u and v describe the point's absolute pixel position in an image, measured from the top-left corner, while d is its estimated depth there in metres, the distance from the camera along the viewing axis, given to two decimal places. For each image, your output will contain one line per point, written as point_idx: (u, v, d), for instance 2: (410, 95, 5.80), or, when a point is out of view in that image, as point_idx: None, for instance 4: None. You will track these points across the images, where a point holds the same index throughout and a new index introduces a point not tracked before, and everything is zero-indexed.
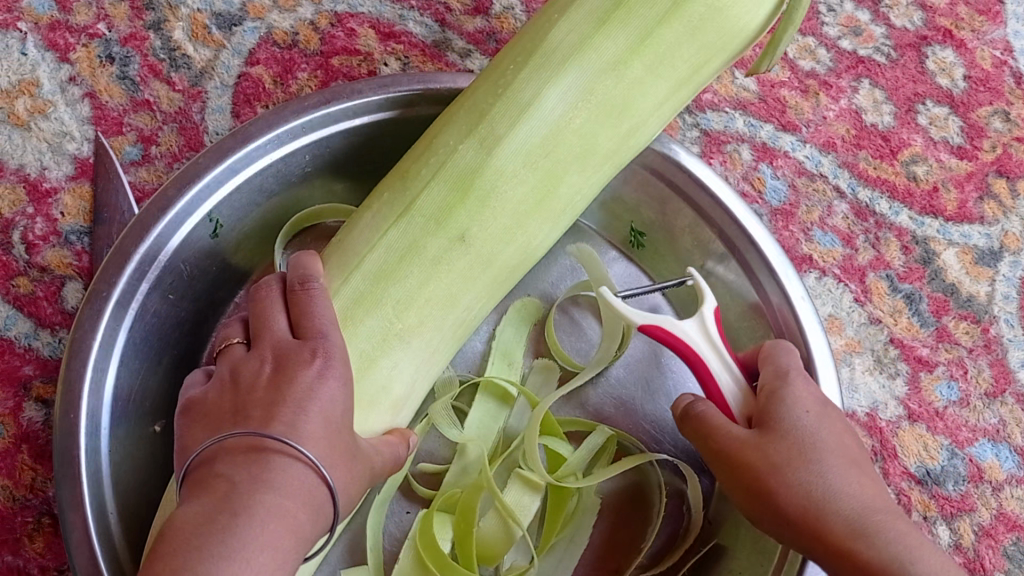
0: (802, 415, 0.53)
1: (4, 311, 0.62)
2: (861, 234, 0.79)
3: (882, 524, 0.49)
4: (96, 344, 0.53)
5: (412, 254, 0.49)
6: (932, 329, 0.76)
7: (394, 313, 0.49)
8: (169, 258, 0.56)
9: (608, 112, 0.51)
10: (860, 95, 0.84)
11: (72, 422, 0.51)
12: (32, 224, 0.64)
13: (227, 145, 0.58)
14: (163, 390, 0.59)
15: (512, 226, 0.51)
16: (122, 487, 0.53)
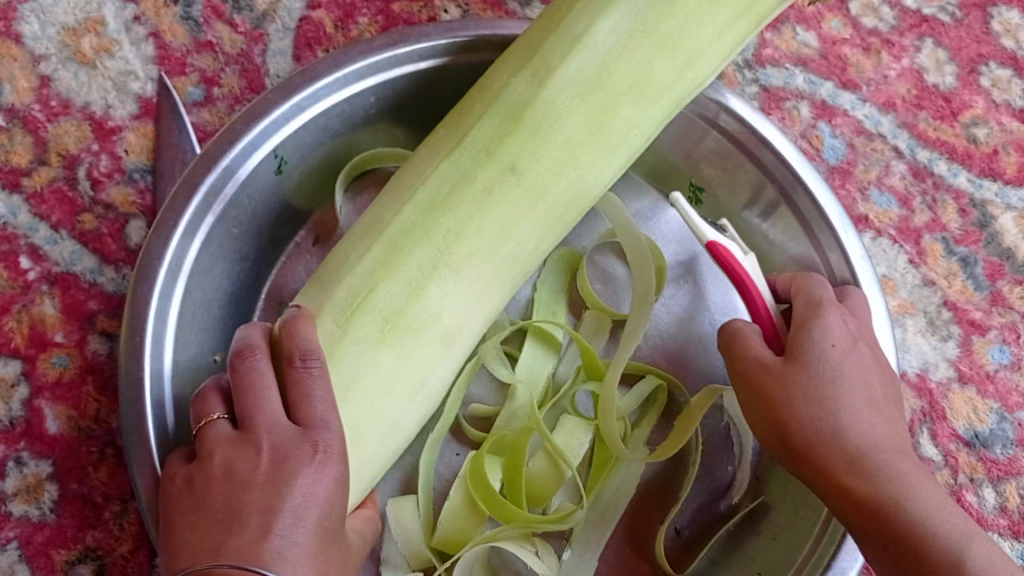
0: (828, 350, 0.55)
1: (70, 246, 0.63)
2: (919, 196, 0.78)
3: (898, 470, 0.52)
4: (162, 270, 0.54)
5: (455, 175, 0.50)
6: (986, 293, 0.76)
7: (440, 240, 0.49)
8: (236, 188, 0.57)
9: (665, 44, 0.51)
10: (923, 55, 0.83)
11: (138, 352, 0.53)
12: (97, 161, 0.65)
13: (295, 82, 0.58)
14: (219, 320, 0.62)
15: (566, 159, 0.51)
16: (183, 413, 0.55)
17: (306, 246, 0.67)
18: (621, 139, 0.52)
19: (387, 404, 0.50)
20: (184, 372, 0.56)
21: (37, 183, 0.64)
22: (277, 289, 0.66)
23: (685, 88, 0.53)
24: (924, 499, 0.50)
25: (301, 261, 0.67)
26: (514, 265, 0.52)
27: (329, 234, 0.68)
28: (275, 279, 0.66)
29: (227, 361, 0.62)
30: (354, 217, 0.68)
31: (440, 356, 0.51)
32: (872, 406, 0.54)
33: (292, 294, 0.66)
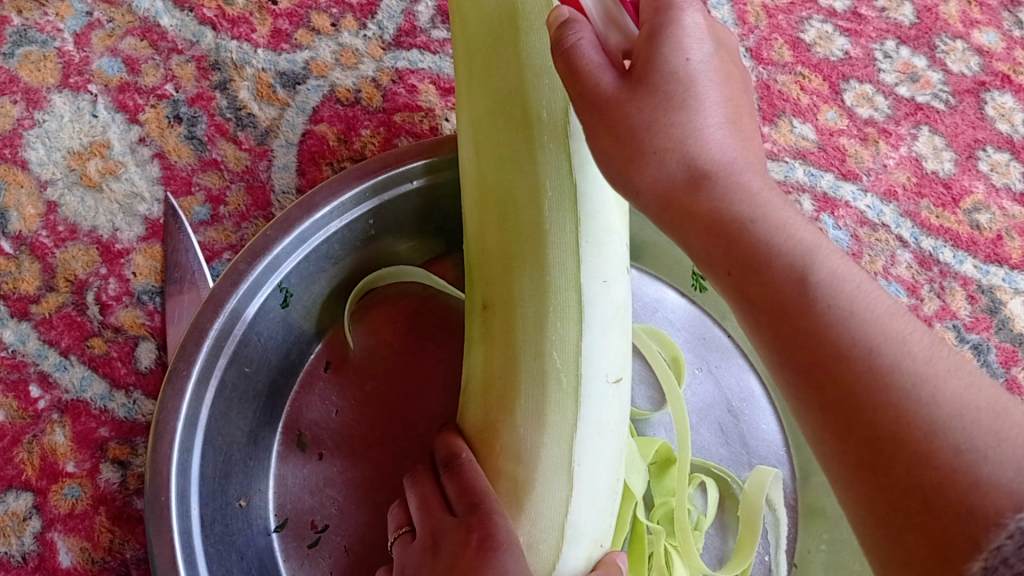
0: (695, 53, 0.40)
1: (79, 371, 0.63)
2: (927, 284, 0.78)
3: (762, 204, 0.38)
4: (179, 425, 0.54)
5: (487, 346, 0.54)
6: (1003, 380, 0.75)
7: (492, 409, 0.54)
8: (245, 329, 0.58)
9: (497, 118, 0.52)
10: (919, 143, 0.83)
11: (161, 503, 0.52)
12: (105, 284, 0.65)
13: (293, 215, 0.59)
14: (241, 463, 0.61)
15: (509, 258, 0.53)
16: (210, 562, 0.55)
17: (317, 371, 0.67)
18: (556, 205, 0.52)
19: None
20: (212, 522, 0.56)
21: (45, 310, 0.64)
22: (294, 420, 0.65)
23: (557, 129, 0.51)
24: (795, 235, 0.37)
25: (314, 389, 0.66)
26: (578, 378, 0.52)
27: (340, 358, 0.67)
28: (292, 410, 0.65)
29: (256, 504, 0.62)
30: (365, 335, 0.68)
31: (551, 504, 0.52)
32: (729, 107, 0.41)
33: (309, 424, 0.65)
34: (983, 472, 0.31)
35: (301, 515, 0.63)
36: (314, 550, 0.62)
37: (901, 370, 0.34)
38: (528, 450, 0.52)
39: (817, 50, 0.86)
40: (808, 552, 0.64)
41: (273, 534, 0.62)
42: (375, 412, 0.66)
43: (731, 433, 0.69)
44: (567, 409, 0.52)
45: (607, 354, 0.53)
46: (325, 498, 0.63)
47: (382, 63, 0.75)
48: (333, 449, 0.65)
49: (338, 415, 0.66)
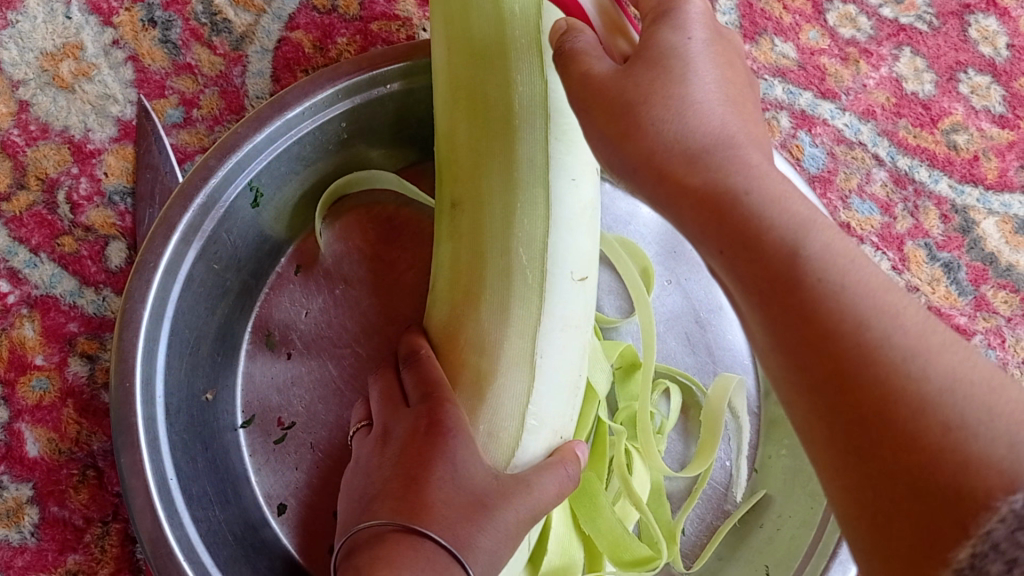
0: (685, 38, 0.38)
1: (49, 269, 0.63)
2: (900, 202, 0.77)
3: (758, 174, 0.34)
4: (146, 314, 0.54)
5: (455, 244, 0.54)
6: (971, 298, 0.75)
7: (458, 304, 0.54)
8: (215, 226, 0.58)
9: (467, 14, 0.52)
10: (901, 63, 0.82)
11: (127, 391, 0.53)
12: (77, 184, 0.65)
13: (265, 114, 0.58)
14: (209, 359, 0.62)
15: (477, 154, 0.53)
16: (176, 450, 0.56)
17: (288, 275, 0.68)
18: (525, 107, 0.52)
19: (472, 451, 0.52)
20: (177, 413, 0.57)
21: (16, 207, 0.65)
22: (263, 320, 0.66)
23: (537, 95, 0.52)
24: (789, 205, 0.33)
25: (285, 291, 0.67)
26: (544, 271, 0.52)
27: (310, 262, 0.68)
28: (262, 309, 0.66)
29: (223, 399, 0.63)
30: (335, 242, 0.68)
31: (513, 393, 0.52)
32: (722, 79, 0.37)
33: (277, 324, 0.66)
34: (972, 451, 0.28)
35: (267, 412, 0.64)
36: (280, 446, 0.63)
37: (894, 343, 0.30)
38: (492, 342, 0.52)
39: None
40: (768, 458, 0.66)
41: (240, 430, 0.64)
42: (346, 315, 0.67)
43: (697, 343, 0.69)
44: (531, 301, 0.52)
45: (574, 252, 0.53)
46: (291, 396, 0.64)
47: None
48: (302, 349, 0.66)
49: (308, 316, 0.66)
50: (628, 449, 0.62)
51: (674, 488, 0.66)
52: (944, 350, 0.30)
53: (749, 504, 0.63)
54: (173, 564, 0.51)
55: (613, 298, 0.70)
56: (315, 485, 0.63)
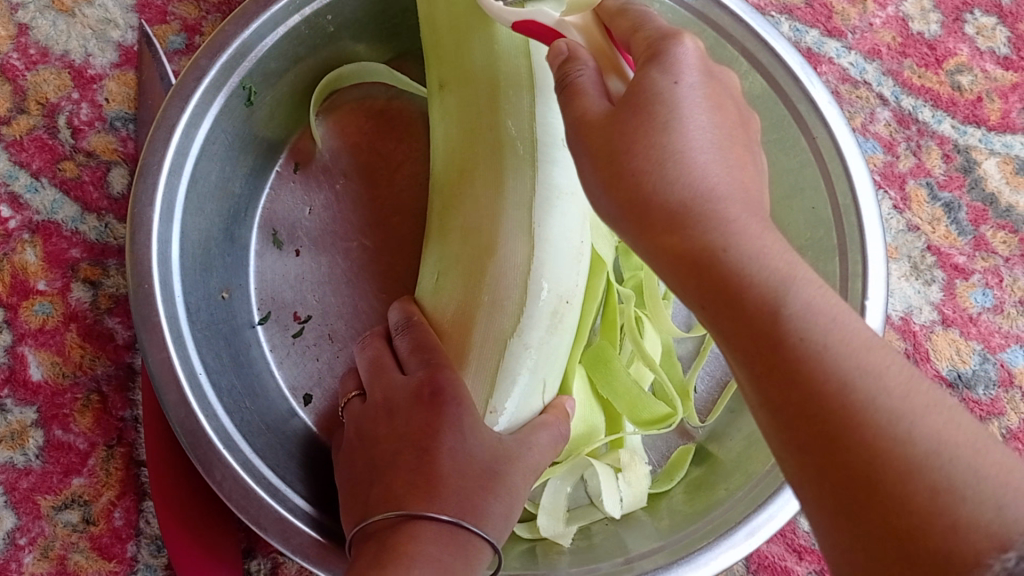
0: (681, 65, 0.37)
1: (51, 194, 0.63)
2: (903, 142, 0.77)
3: (735, 227, 0.34)
4: (155, 216, 0.56)
5: (448, 125, 0.58)
6: (970, 238, 0.75)
7: (455, 183, 0.57)
8: (207, 131, 0.59)
9: None
10: (907, 3, 0.81)
11: (145, 292, 0.55)
12: (77, 109, 0.65)
13: (250, 9, 0.58)
14: (219, 256, 0.64)
15: (461, 39, 0.57)
16: (201, 344, 0.58)
17: (287, 174, 0.69)
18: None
19: (475, 322, 0.54)
20: (197, 311, 0.59)
21: (17, 132, 0.64)
22: (268, 219, 0.68)
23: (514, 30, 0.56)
24: (771, 262, 0.34)
25: (286, 189, 0.69)
26: (534, 142, 0.55)
27: (308, 159, 0.70)
28: (266, 208, 0.68)
29: (238, 298, 0.65)
30: (331, 137, 0.70)
31: (511, 261, 0.54)
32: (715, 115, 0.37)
33: (283, 223, 0.68)
34: (961, 513, 0.29)
35: (283, 308, 0.67)
36: (299, 338, 0.66)
37: (877, 405, 0.31)
38: (488, 216, 0.54)
39: None
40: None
41: (258, 327, 0.66)
42: (347, 210, 0.68)
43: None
44: (522, 172, 0.54)
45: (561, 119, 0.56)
46: (304, 291, 0.67)
47: None
48: (310, 246, 0.68)
49: (312, 213, 0.68)
50: (638, 315, 0.63)
51: (684, 351, 0.67)
52: (931, 418, 0.31)
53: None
54: (212, 453, 0.53)
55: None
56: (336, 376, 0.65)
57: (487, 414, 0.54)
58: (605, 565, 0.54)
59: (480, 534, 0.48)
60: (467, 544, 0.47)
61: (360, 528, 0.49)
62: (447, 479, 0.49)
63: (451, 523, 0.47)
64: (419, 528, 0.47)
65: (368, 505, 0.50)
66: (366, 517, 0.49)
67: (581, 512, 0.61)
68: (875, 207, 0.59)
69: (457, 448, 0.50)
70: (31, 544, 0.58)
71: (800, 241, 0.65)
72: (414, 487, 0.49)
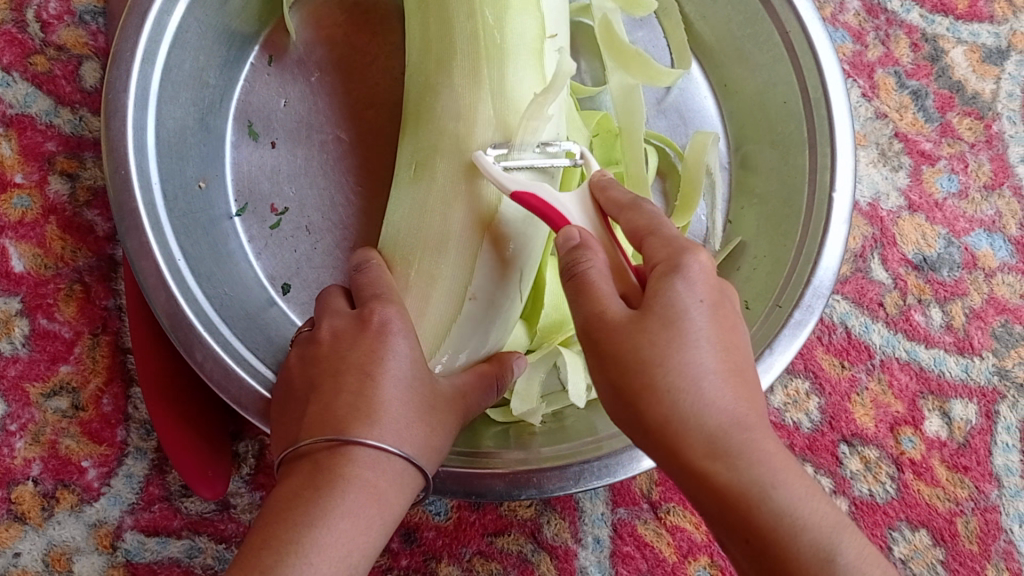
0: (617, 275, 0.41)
1: (23, 89, 0.62)
2: (872, 31, 0.78)
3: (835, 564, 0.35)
4: (131, 102, 0.57)
5: (419, 19, 0.58)
6: (937, 125, 0.77)
7: (431, 73, 0.57)
8: (179, 21, 0.60)
9: None
10: None
11: (124, 178, 0.56)
12: (46, 3, 0.64)
13: None
14: (196, 148, 0.65)
15: None
16: (180, 231, 0.59)
17: (261, 68, 0.69)
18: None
19: (453, 211, 0.55)
20: (174, 199, 0.60)
21: None
22: (244, 111, 0.69)
23: None
24: None
25: (261, 81, 0.69)
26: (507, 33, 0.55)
27: (282, 52, 0.70)
28: (241, 100, 0.69)
29: (214, 189, 0.66)
30: (305, 30, 0.70)
31: (489, 149, 0.54)
32: (721, 338, 0.40)
33: (258, 114, 0.68)
34: None
35: (259, 200, 0.67)
36: (276, 231, 0.67)
37: None
38: (466, 104, 0.55)
39: None
40: (741, 208, 0.69)
41: (235, 219, 0.67)
42: (322, 101, 0.68)
43: (670, 110, 0.71)
44: (499, 62, 0.55)
45: (533, 16, 0.56)
46: (281, 184, 0.67)
47: None
48: (285, 137, 0.68)
49: (287, 106, 0.68)
50: None
51: None
52: None
53: (727, 249, 0.66)
54: (193, 335, 0.54)
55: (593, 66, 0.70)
56: (314, 265, 0.67)
57: (467, 300, 0.55)
58: (573, 444, 0.56)
59: (412, 464, 0.47)
60: (405, 473, 0.47)
61: (292, 448, 0.47)
62: (389, 403, 0.47)
63: (390, 451, 0.46)
64: (359, 452, 0.46)
65: (301, 426, 0.48)
66: (296, 440, 0.48)
67: (554, 398, 0.62)
68: (844, 96, 0.60)
69: (401, 376, 0.49)
70: (22, 430, 0.59)
71: (771, 134, 0.66)
72: (356, 409, 0.47)
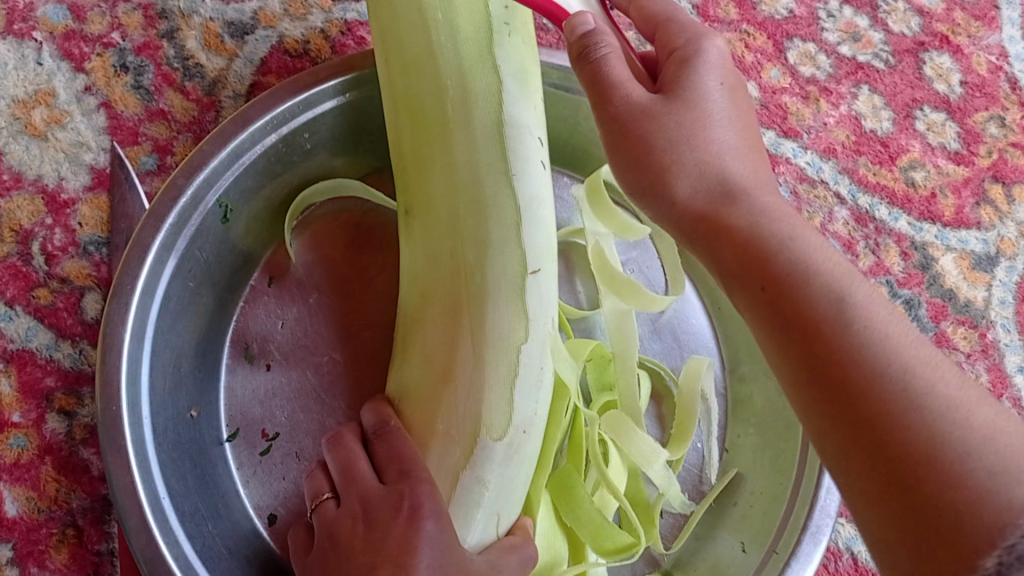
0: (720, 129, 0.50)
1: (26, 322, 0.64)
2: (862, 240, 0.82)
3: (928, 386, 0.40)
4: (126, 336, 0.57)
5: (408, 253, 0.57)
6: (933, 334, 0.79)
7: (418, 307, 0.56)
8: (182, 249, 0.61)
9: (393, 29, 0.55)
10: (859, 101, 0.87)
11: (112, 414, 0.56)
12: (51, 234, 0.66)
13: (229, 129, 0.61)
14: (192, 373, 0.65)
15: (422, 146, 0.55)
16: (165, 463, 0.58)
17: (261, 288, 0.70)
18: (460, 110, 0.54)
19: (431, 452, 0.54)
20: (163, 431, 0.60)
21: None
22: (241, 335, 0.68)
23: (478, 157, 0.53)
24: (963, 413, 0.39)
25: (260, 302, 0.69)
26: (487, 269, 0.53)
27: (282, 273, 0.70)
28: (239, 323, 0.69)
29: (206, 416, 0.66)
30: (305, 251, 0.71)
31: (466, 390, 0.53)
32: (741, 124, 0.51)
33: (256, 337, 0.68)
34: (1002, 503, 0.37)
35: (251, 425, 0.67)
36: (266, 457, 0.66)
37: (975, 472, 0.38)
38: (445, 345, 0.54)
39: (762, 8, 0.88)
40: (737, 437, 0.68)
41: (226, 444, 0.66)
42: (319, 325, 0.69)
43: (664, 330, 0.71)
44: (476, 301, 0.53)
45: (515, 252, 0.53)
46: (273, 408, 0.67)
47: (330, 13, 0.77)
48: (281, 360, 0.68)
49: (284, 328, 0.69)
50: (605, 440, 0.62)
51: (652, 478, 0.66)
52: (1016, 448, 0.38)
53: (723, 483, 0.65)
54: None
55: (589, 287, 0.71)
56: (302, 495, 0.66)
57: None
58: None
59: None
60: None
61: None
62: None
63: None
64: None
65: None
66: None
67: None
68: None
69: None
70: None
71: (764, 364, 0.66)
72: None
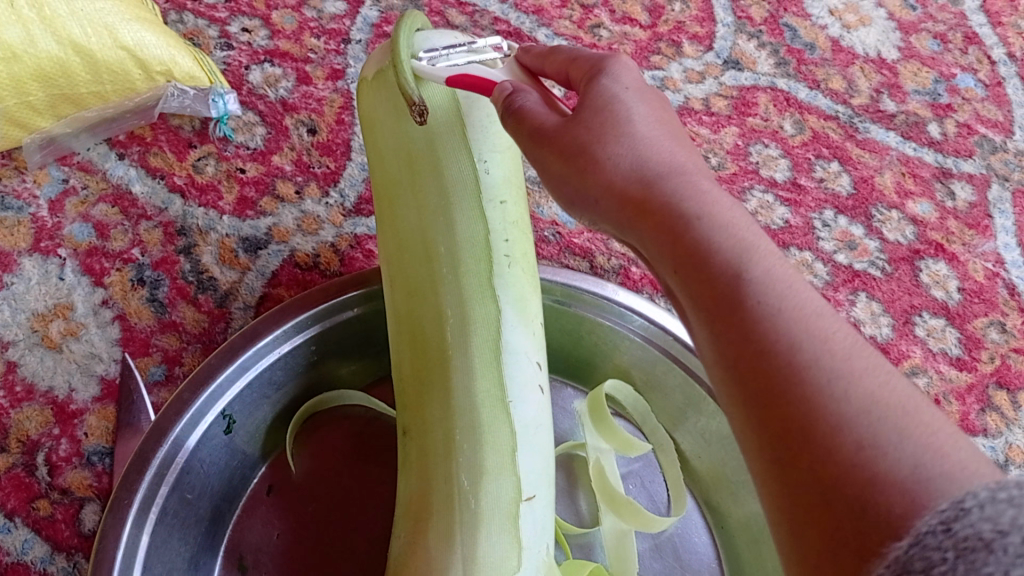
0: (635, 123, 0.46)
1: (22, 534, 0.65)
2: None
3: (821, 366, 0.35)
4: (117, 555, 0.56)
5: (407, 476, 0.58)
6: None
7: (411, 531, 0.56)
8: (184, 463, 0.61)
9: (401, 247, 0.60)
10: (857, 308, 0.89)
11: None
12: (56, 445, 0.68)
13: (237, 344, 0.63)
14: None
15: (420, 364, 0.58)
16: None
17: (260, 496, 0.70)
18: (459, 337, 0.56)
19: None
20: None
21: None
22: (236, 546, 0.68)
23: (474, 388, 0.55)
24: (858, 389, 0.34)
25: (257, 513, 0.69)
26: (480, 494, 0.54)
27: (282, 481, 0.71)
28: (234, 535, 0.68)
29: None
30: (307, 460, 0.72)
31: None
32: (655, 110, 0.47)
33: (250, 548, 0.68)
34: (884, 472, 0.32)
35: None
36: None
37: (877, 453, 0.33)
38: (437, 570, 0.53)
39: (759, 218, 0.92)
40: None
41: None
42: (315, 536, 0.68)
43: (665, 547, 0.71)
44: (468, 527, 0.53)
45: (511, 480, 0.54)
46: None
47: (340, 228, 0.81)
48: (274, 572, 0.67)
49: (279, 539, 0.68)
50: None
51: None
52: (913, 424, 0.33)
53: None
54: None
55: (591, 501, 0.71)
56: None
57: None
58: None
59: None
60: None
61: None
62: None
63: None
64: None
65: None
66: None
67: None
68: None
69: None
70: None
71: None
72: None
